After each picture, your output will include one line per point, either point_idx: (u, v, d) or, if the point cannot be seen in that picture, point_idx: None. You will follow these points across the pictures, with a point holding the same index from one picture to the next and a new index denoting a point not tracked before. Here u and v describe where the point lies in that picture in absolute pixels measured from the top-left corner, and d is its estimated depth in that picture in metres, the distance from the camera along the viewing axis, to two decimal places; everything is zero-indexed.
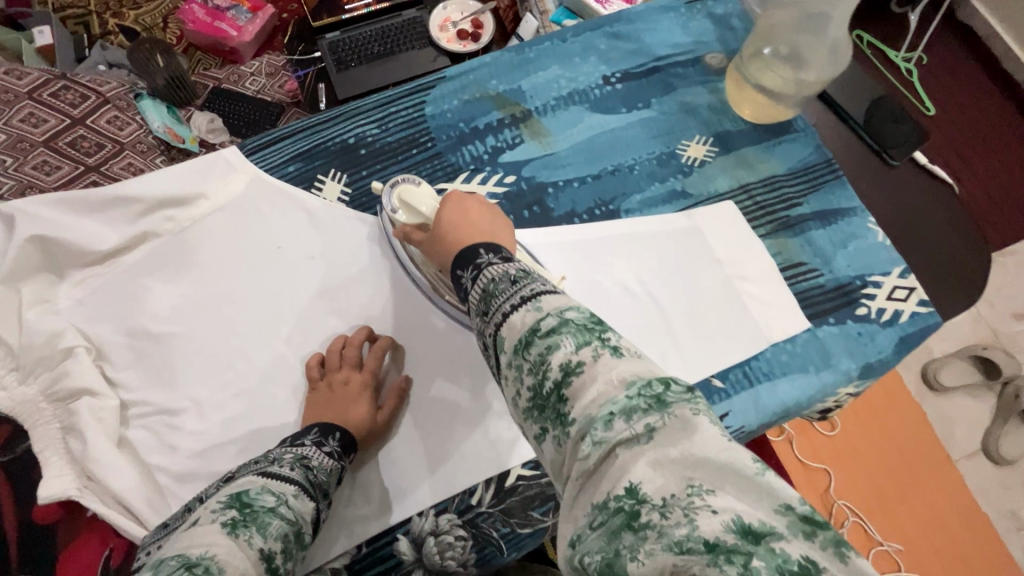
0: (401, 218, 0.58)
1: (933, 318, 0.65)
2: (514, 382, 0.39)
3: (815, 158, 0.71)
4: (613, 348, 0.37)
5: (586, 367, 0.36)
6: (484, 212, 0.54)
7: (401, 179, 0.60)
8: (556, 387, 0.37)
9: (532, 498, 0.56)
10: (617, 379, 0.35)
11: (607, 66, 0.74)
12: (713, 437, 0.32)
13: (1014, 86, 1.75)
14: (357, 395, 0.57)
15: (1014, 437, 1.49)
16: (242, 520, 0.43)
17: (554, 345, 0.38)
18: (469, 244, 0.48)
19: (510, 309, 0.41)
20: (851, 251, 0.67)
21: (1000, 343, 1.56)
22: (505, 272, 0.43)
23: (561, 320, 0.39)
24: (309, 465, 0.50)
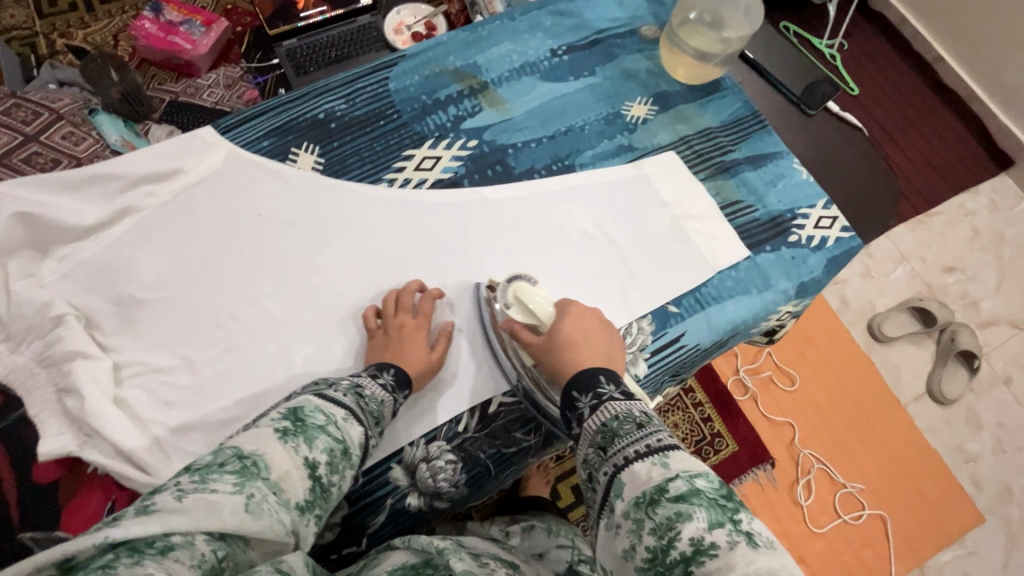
0: (515, 313, 0.62)
1: (855, 241, 0.74)
2: (629, 534, 0.45)
3: (743, 111, 0.80)
4: (746, 538, 0.42)
5: (720, 551, 0.41)
6: (600, 333, 0.61)
7: (517, 277, 0.64)
8: (682, 560, 0.42)
9: (514, 422, 0.62)
10: (754, 575, 0.39)
11: (554, 40, 0.81)
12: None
13: (925, 63, 1.93)
14: (410, 335, 0.62)
15: (953, 378, 1.61)
16: (293, 430, 0.49)
17: (685, 514, 0.43)
18: (589, 367, 0.56)
19: (632, 457, 0.48)
20: (780, 188, 0.76)
21: (934, 295, 1.70)
22: (629, 414, 0.51)
23: (692, 490, 0.44)
24: (363, 393, 0.56)
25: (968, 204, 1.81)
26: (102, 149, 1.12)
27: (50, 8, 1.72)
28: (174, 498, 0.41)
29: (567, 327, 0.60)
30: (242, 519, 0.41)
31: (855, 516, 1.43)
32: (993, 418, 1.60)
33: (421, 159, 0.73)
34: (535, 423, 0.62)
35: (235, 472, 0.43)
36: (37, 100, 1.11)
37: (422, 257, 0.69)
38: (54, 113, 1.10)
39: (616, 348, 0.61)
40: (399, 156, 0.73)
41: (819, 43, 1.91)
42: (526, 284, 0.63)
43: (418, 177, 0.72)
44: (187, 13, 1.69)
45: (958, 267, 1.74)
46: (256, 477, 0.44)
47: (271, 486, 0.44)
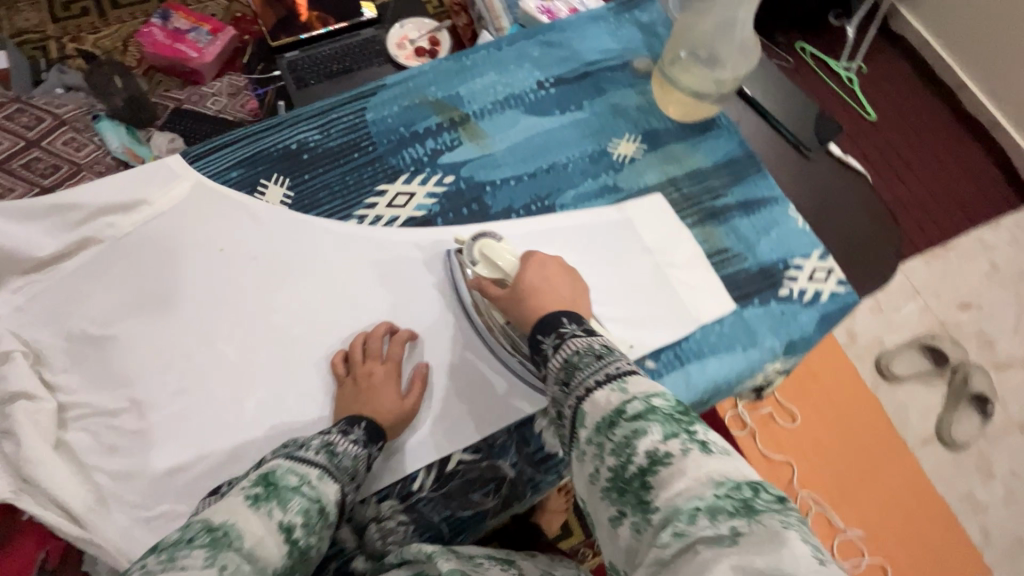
0: (481, 271, 0.62)
1: (851, 297, 0.69)
2: (594, 458, 0.43)
3: (738, 151, 0.76)
4: (701, 444, 0.40)
5: (674, 460, 0.39)
6: (562, 280, 0.60)
7: (484, 232, 0.65)
8: (639, 473, 0.40)
9: (472, 481, 0.58)
10: (705, 479, 0.38)
11: (541, 72, 0.78)
12: (803, 554, 0.33)
13: (947, 89, 1.86)
14: (380, 385, 0.59)
15: (962, 421, 1.54)
16: (265, 495, 0.45)
17: (641, 431, 0.41)
18: (550, 312, 0.55)
19: (593, 386, 0.46)
20: (773, 237, 0.72)
21: (948, 332, 1.63)
22: (589, 347, 0.49)
23: (647, 406, 0.43)
24: (335, 450, 0.52)
25: (988, 238, 1.73)
26: (104, 156, 1.14)
27: (63, 12, 1.73)
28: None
29: (527, 278, 0.59)
30: None
31: (854, 563, 1.36)
32: (1006, 466, 1.52)
33: (395, 195, 0.70)
34: (496, 482, 0.58)
35: (205, 545, 0.40)
36: (40, 106, 1.12)
37: (390, 296, 0.65)
38: (57, 119, 1.12)
39: (583, 299, 0.61)
40: (372, 191, 0.70)
41: (835, 66, 1.86)
42: (492, 240, 0.63)
43: (389, 215, 0.69)
44: (196, 21, 1.69)
45: (974, 304, 1.66)
46: (228, 548, 0.41)
47: (245, 556, 0.41)
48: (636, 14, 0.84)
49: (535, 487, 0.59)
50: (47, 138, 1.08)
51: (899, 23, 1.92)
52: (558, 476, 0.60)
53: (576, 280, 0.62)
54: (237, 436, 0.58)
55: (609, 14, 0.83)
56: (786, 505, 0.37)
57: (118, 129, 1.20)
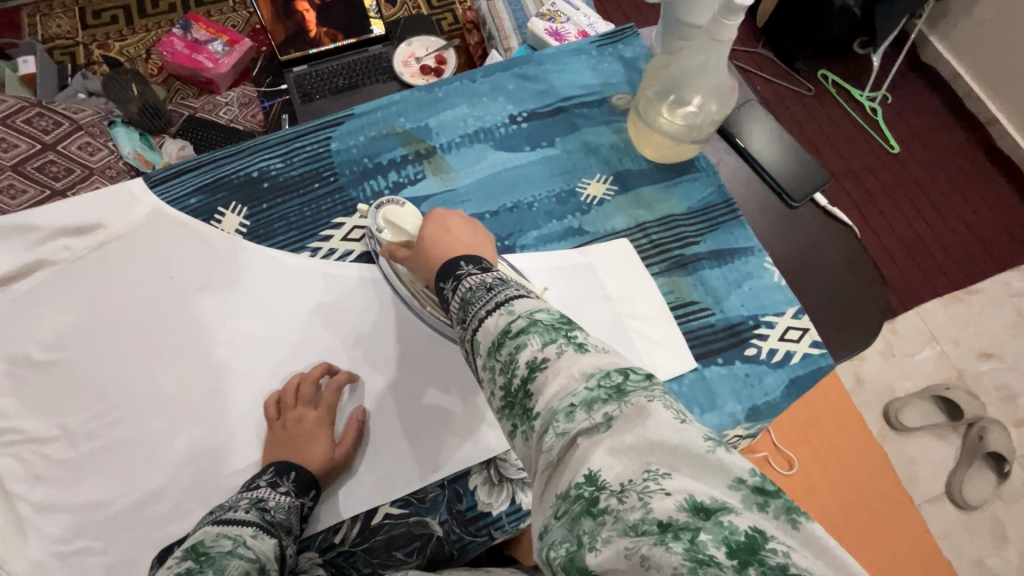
0: (386, 237, 0.62)
1: (826, 360, 0.65)
2: (489, 382, 0.40)
3: (714, 198, 0.72)
4: (577, 345, 0.38)
5: (550, 364, 0.37)
6: (465, 229, 0.56)
7: (386, 202, 0.64)
8: (522, 384, 0.37)
9: (396, 538, 0.56)
10: (580, 374, 0.35)
11: (514, 105, 0.76)
12: (668, 421, 0.32)
13: (978, 125, 1.77)
14: (311, 432, 0.57)
15: (978, 480, 1.44)
16: (197, 567, 0.43)
17: (521, 344, 0.38)
18: (449, 258, 0.50)
19: (485, 315, 0.42)
20: (745, 291, 0.67)
21: (965, 383, 1.53)
22: (482, 281, 0.45)
23: (529, 321, 0.39)
24: (267, 506, 0.51)
25: (1015, 283, 1.62)
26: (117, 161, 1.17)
27: (93, 20, 1.78)
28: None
29: (427, 231, 0.56)
30: None
31: None
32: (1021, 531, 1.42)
33: (351, 228, 0.69)
34: (421, 541, 0.56)
35: None
36: (59, 111, 1.13)
37: (335, 334, 0.64)
38: (74, 124, 1.14)
39: (486, 244, 0.56)
40: (328, 224, 0.68)
41: (858, 96, 1.79)
42: (395, 206, 0.62)
43: (344, 248, 0.68)
44: (215, 32, 1.71)
45: (997, 355, 1.56)
46: None
47: None
48: (620, 48, 0.81)
49: (464, 548, 0.56)
50: (62, 141, 1.09)
51: (930, 53, 1.83)
52: (488, 538, 0.56)
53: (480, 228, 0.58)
54: (166, 471, 0.57)
55: (592, 48, 0.81)
56: (656, 381, 0.35)
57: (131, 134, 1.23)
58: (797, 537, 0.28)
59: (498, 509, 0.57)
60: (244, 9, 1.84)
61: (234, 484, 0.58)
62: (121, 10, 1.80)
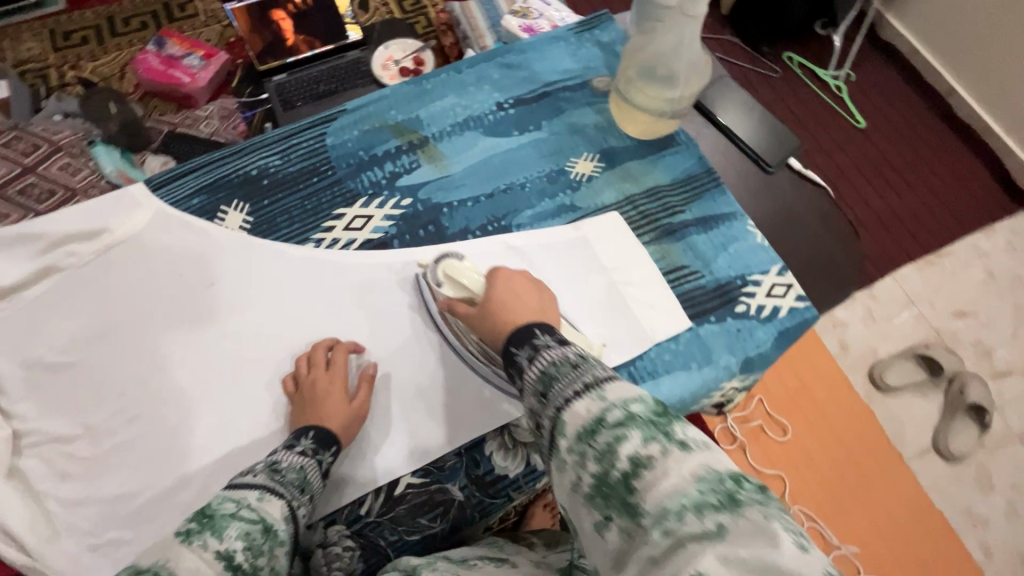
0: (448, 292, 0.62)
1: (811, 312, 0.69)
2: (574, 466, 0.40)
3: (696, 168, 0.76)
4: (680, 443, 0.38)
5: (656, 462, 0.37)
6: (530, 293, 0.59)
7: (446, 254, 0.65)
8: (624, 478, 0.37)
9: (420, 506, 0.58)
10: (691, 477, 0.36)
11: (500, 93, 0.79)
12: (785, 545, 0.33)
13: (937, 96, 1.85)
14: (325, 391, 0.59)
15: (961, 433, 1.50)
16: (199, 527, 0.44)
17: (621, 437, 0.38)
18: (520, 326, 0.52)
19: (571, 397, 0.42)
20: (730, 253, 0.71)
21: (943, 341, 1.60)
22: (564, 357, 0.46)
23: (627, 412, 0.39)
24: (279, 466, 0.53)
25: (982, 244, 1.70)
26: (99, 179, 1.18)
27: (64, 42, 1.77)
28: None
29: (495, 293, 0.58)
30: None
31: None
32: (1006, 478, 1.48)
33: (352, 218, 0.71)
34: (443, 507, 0.58)
35: None
36: (38, 134, 1.17)
37: (343, 318, 0.66)
38: (53, 145, 1.16)
39: (551, 307, 0.59)
40: (330, 215, 0.71)
41: (823, 75, 1.86)
42: (455, 261, 0.63)
43: (346, 237, 0.70)
44: (189, 47, 1.72)
45: (970, 313, 1.63)
46: None
47: None
48: (596, 33, 0.85)
49: (484, 510, 0.59)
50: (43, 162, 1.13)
51: (888, 30, 1.91)
52: (507, 499, 0.60)
53: (544, 290, 0.61)
54: (188, 458, 0.59)
55: (570, 35, 0.84)
56: (767, 496, 0.36)
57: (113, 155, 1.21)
58: None
59: (514, 471, 0.61)
60: (217, 22, 1.85)
61: None
62: (91, 31, 1.79)
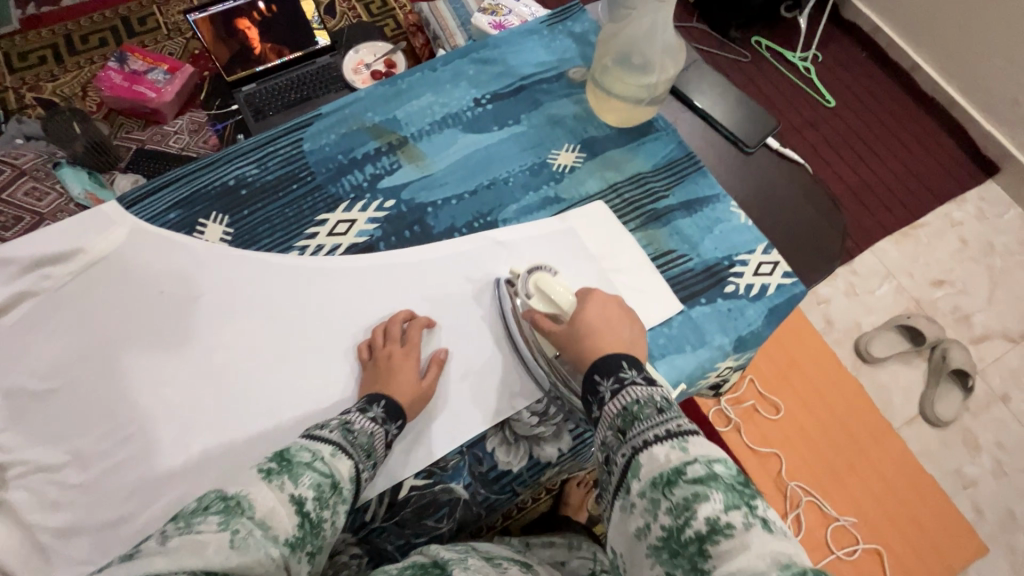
0: (536, 304, 0.61)
1: (798, 288, 0.70)
2: (644, 513, 0.43)
3: (677, 152, 0.76)
4: (760, 522, 0.41)
5: (736, 533, 0.40)
6: (621, 320, 0.59)
7: (538, 266, 0.63)
8: (696, 539, 0.40)
9: (425, 507, 0.58)
10: (769, 557, 0.38)
11: (477, 89, 0.79)
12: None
13: (901, 72, 1.89)
14: (400, 364, 0.60)
15: (947, 399, 1.54)
16: (279, 470, 0.48)
17: (702, 495, 0.42)
18: (609, 354, 0.55)
19: (652, 440, 0.46)
20: (716, 234, 0.72)
21: (923, 310, 1.64)
22: (650, 399, 0.49)
23: (709, 473, 0.43)
24: (351, 428, 0.54)
25: (954, 214, 1.75)
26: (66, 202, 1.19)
27: (21, 62, 1.72)
28: (159, 542, 0.40)
29: (587, 317, 0.58)
30: (227, 556, 0.39)
31: (849, 551, 1.34)
32: (992, 439, 1.52)
33: (335, 223, 0.70)
34: (449, 507, 0.58)
35: (219, 512, 0.42)
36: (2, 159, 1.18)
37: (335, 324, 0.65)
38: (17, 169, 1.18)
39: (641, 343, 0.59)
40: (312, 221, 0.70)
41: (791, 57, 1.89)
42: (547, 274, 0.62)
43: (331, 243, 0.69)
44: (153, 61, 1.67)
45: (947, 281, 1.68)
46: (240, 515, 0.43)
47: (258, 523, 0.43)
48: (569, 24, 0.84)
49: (490, 506, 0.59)
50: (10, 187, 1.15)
51: (850, 10, 1.95)
52: (512, 495, 0.60)
53: (631, 322, 0.60)
54: (179, 478, 0.57)
55: (542, 27, 0.84)
56: None
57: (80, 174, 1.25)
58: None
59: (517, 466, 0.60)
60: (180, 35, 1.81)
61: None
62: (49, 49, 1.74)
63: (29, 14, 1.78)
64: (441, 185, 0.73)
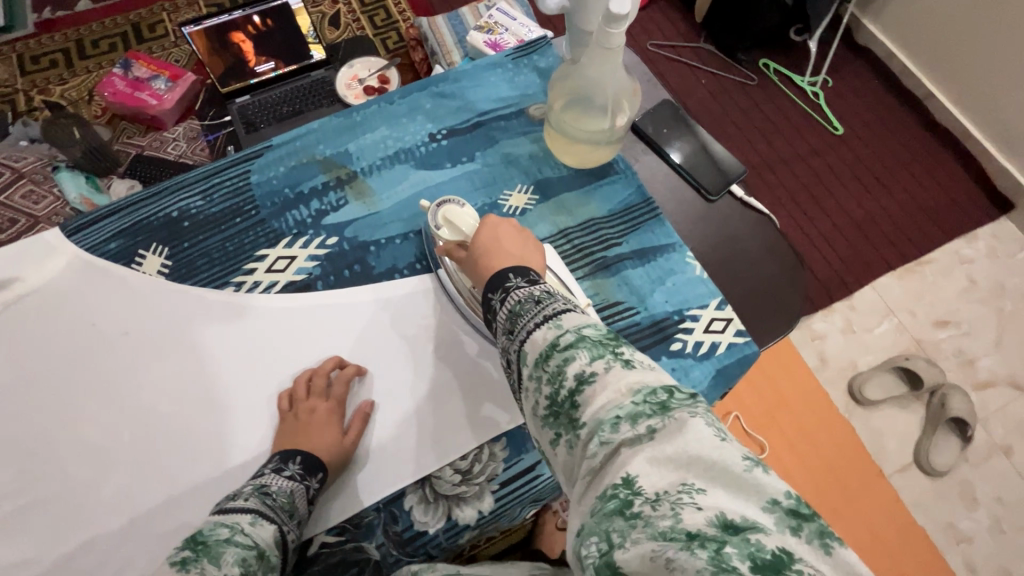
0: (445, 235, 0.63)
1: (750, 348, 0.66)
2: (534, 392, 0.44)
3: (634, 198, 0.73)
4: (624, 361, 0.42)
5: (599, 377, 0.41)
6: (515, 241, 0.59)
7: (447, 200, 0.65)
8: (570, 395, 0.42)
9: (336, 564, 0.56)
10: (627, 389, 0.40)
11: (433, 124, 0.77)
12: (707, 437, 0.36)
13: (915, 101, 1.82)
14: (323, 421, 0.59)
15: (943, 447, 1.47)
16: (194, 556, 0.46)
17: (570, 357, 0.43)
18: (499, 270, 0.53)
19: (533, 328, 0.46)
20: (668, 287, 0.69)
21: (924, 352, 1.57)
22: (530, 294, 0.49)
23: (578, 336, 0.44)
24: (268, 491, 0.54)
25: (964, 251, 1.67)
26: (62, 207, 1.23)
27: (32, 65, 1.75)
28: None
29: (480, 241, 0.58)
30: None
31: None
32: (990, 493, 1.44)
33: (275, 259, 0.68)
34: (359, 565, 0.56)
35: None
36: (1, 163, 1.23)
37: (266, 367, 0.64)
38: (15, 172, 1.23)
39: (535, 256, 0.59)
40: (251, 257, 0.68)
41: (799, 81, 1.84)
42: (455, 206, 0.63)
43: (268, 280, 0.68)
44: (157, 69, 1.68)
45: (952, 322, 1.60)
46: None
47: None
48: (534, 59, 0.82)
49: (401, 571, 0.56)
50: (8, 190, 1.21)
51: (865, 34, 1.88)
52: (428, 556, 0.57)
53: (531, 240, 0.60)
54: (88, 523, 0.57)
55: (507, 61, 0.82)
56: (697, 401, 0.39)
57: (77, 178, 1.26)
58: (828, 561, 0.31)
59: (434, 526, 0.58)
60: (186, 42, 1.83)
61: (162, 530, 0.57)
62: (60, 53, 1.78)
63: (44, 18, 1.82)
64: (388, 218, 0.72)
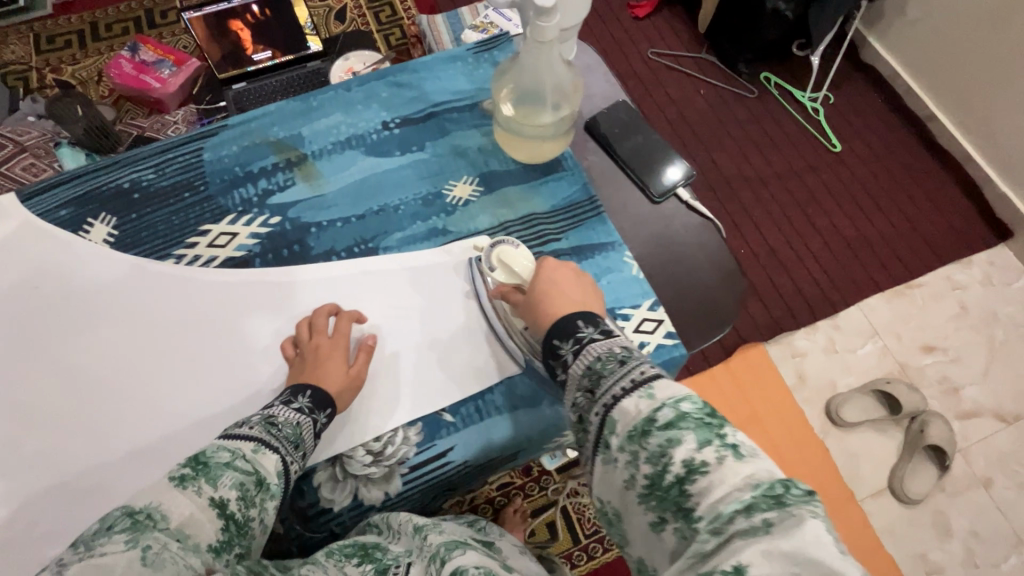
0: (498, 276, 0.64)
1: (679, 351, 0.66)
2: (627, 466, 0.43)
3: (578, 195, 0.74)
4: (733, 448, 0.40)
5: (712, 468, 0.39)
6: (571, 285, 0.59)
7: (500, 240, 0.66)
8: (677, 482, 0.40)
9: None
10: (744, 483, 0.38)
11: (386, 112, 0.78)
12: (828, 542, 0.34)
13: (917, 121, 1.79)
14: (326, 357, 0.61)
15: (919, 474, 1.43)
16: (193, 473, 0.47)
17: (675, 439, 0.41)
18: (565, 316, 0.54)
19: (619, 394, 0.45)
20: (602, 285, 0.68)
21: (907, 377, 1.53)
22: (610, 352, 0.49)
23: (678, 413, 0.42)
24: (275, 421, 0.54)
25: (957, 276, 1.63)
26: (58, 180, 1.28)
27: (47, 45, 1.81)
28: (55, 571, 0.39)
29: (541, 284, 0.59)
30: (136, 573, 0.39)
31: None
32: (965, 525, 1.40)
33: (217, 235, 0.70)
34: None
35: (125, 530, 0.42)
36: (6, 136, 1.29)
37: (192, 338, 0.65)
38: (19, 147, 1.28)
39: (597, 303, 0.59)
40: (194, 231, 0.70)
41: (800, 97, 1.82)
42: (509, 248, 0.64)
43: (208, 255, 0.69)
44: (163, 53, 1.72)
45: (939, 348, 1.56)
46: (151, 529, 0.42)
47: (172, 535, 0.43)
48: (494, 54, 0.83)
49: (301, 544, 0.58)
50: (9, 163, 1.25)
51: (870, 52, 1.85)
52: (327, 535, 0.59)
53: (588, 283, 0.61)
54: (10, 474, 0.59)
55: (467, 55, 0.83)
56: (815, 497, 0.37)
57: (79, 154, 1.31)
58: None
59: (339, 505, 0.59)
60: None
61: (81, 487, 0.59)
62: (74, 35, 1.83)
63: None
64: (338, 199, 0.73)
